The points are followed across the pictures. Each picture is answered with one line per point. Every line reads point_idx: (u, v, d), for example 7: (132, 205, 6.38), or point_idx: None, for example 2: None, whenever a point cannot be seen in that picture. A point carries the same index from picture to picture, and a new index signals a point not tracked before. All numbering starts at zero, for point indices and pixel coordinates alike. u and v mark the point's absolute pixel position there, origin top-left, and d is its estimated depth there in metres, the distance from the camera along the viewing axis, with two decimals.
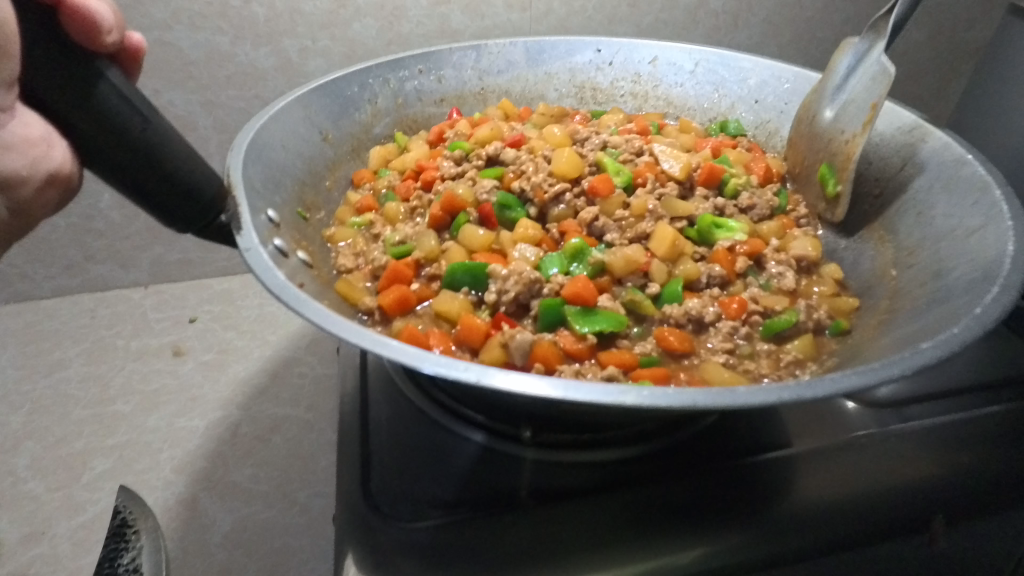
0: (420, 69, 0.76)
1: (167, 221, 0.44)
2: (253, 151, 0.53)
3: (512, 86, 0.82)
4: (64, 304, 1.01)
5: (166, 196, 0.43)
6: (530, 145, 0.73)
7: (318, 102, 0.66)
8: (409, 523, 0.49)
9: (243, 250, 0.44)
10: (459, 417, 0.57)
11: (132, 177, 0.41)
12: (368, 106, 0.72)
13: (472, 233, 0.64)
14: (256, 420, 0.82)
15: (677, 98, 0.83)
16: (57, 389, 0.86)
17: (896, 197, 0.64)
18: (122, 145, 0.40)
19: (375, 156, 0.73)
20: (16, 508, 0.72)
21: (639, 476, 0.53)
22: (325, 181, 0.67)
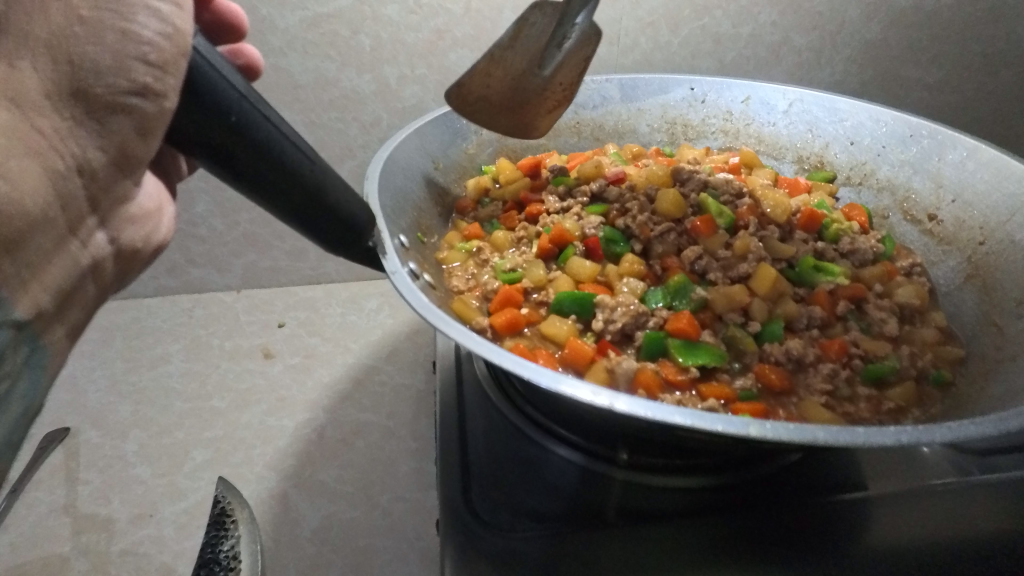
0: None
1: (319, 242, 0.49)
2: (383, 178, 0.58)
3: (605, 119, 0.85)
4: (165, 302, 1.09)
5: (327, 225, 0.48)
6: (632, 182, 0.74)
7: (430, 132, 0.70)
8: (509, 532, 0.52)
9: (391, 273, 0.50)
10: (553, 434, 0.59)
11: (298, 212, 0.46)
12: (474, 137, 0.76)
13: (579, 265, 0.68)
14: (340, 424, 0.87)
15: (769, 136, 0.84)
16: (160, 382, 0.93)
17: (1004, 249, 0.64)
18: (296, 180, 0.45)
19: (474, 185, 0.75)
20: (126, 490, 0.78)
21: (726, 505, 0.55)
22: (438, 207, 0.72)
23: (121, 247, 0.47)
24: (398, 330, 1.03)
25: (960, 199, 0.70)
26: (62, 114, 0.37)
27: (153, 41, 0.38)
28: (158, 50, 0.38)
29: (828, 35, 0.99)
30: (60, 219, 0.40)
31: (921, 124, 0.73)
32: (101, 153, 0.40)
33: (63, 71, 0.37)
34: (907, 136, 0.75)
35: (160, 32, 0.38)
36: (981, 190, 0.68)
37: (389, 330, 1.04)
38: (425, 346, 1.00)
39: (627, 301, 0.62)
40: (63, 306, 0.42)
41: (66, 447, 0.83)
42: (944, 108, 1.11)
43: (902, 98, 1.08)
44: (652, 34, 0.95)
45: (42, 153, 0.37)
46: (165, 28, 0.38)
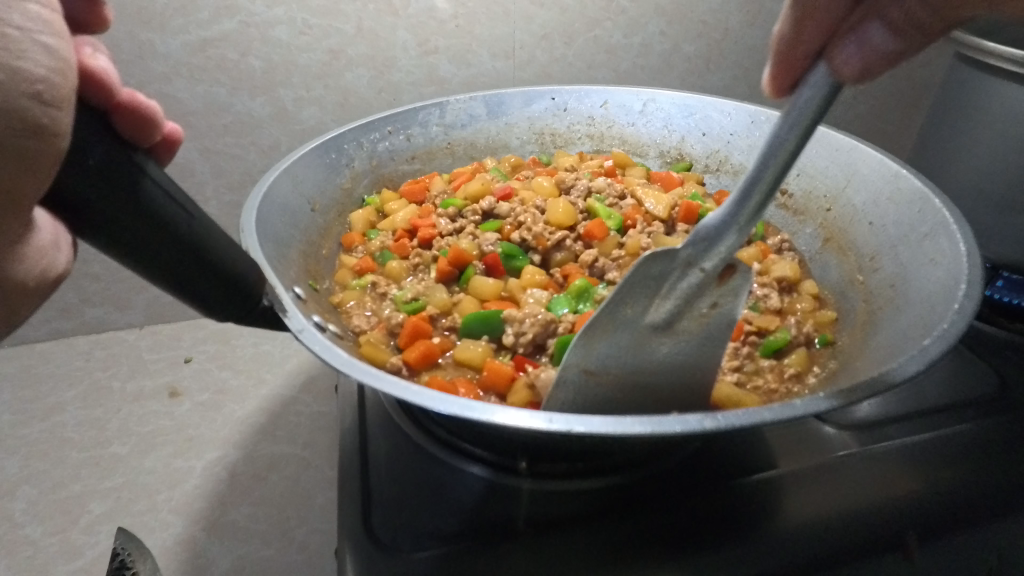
0: (389, 129, 0.78)
1: (205, 307, 0.47)
2: (260, 227, 0.56)
3: (476, 138, 0.85)
4: (60, 347, 1.02)
5: (208, 286, 0.46)
6: (521, 197, 0.77)
7: (304, 171, 0.67)
8: (410, 554, 0.51)
9: (295, 331, 0.48)
10: (456, 450, 0.59)
11: (177, 270, 0.44)
12: (347, 171, 0.74)
13: (481, 283, 0.69)
14: (253, 459, 0.83)
15: (631, 137, 0.87)
16: (54, 433, 0.87)
17: (849, 214, 0.69)
18: (162, 232, 0.43)
19: (360, 219, 0.75)
20: (14, 553, 0.72)
21: (629, 500, 0.56)
22: (322, 247, 0.69)
23: (17, 282, 0.41)
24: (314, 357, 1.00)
25: (804, 173, 0.76)
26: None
27: (46, 78, 0.33)
28: (51, 87, 0.33)
29: (714, 43, 1.05)
30: None
31: (759, 111, 0.78)
32: None
33: None
34: (750, 124, 0.79)
35: (51, 69, 0.33)
36: (819, 165, 0.74)
37: (306, 357, 1.01)
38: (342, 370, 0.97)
39: (536, 312, 0.62)
40: None
41: None
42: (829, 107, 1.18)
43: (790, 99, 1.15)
44: (547, 48, 0.97)
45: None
46: (56, 64, 0.33)
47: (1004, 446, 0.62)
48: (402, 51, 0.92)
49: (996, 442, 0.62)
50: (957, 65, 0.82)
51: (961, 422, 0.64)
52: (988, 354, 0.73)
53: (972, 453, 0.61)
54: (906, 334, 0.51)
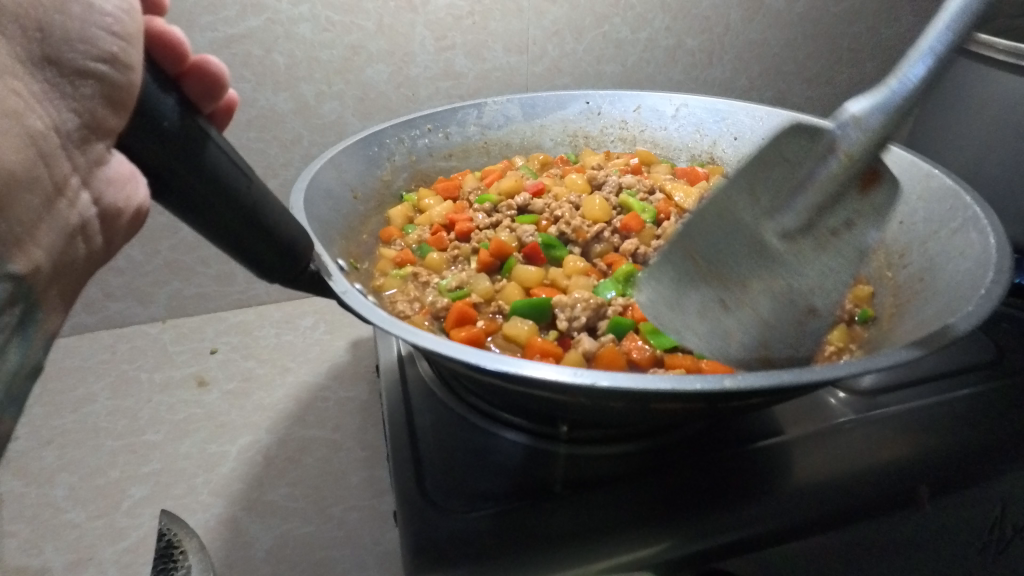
0: (429, 126, 0.78)
1: (261, 273, 0.45)
2: (309, 208, 0.54)
3: (511, 138, 0.85)
4: (83, 341, 1.04)
5: (267, 254, 0.44)
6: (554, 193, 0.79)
7: (346, 161, 0.66)
8: (464, 513, 0.54)
9: (341, 293, 0.46)
10: (494, 419, 0.63)
11: (237, 239, 0.43)
12: (386, 164, 0.73)
13: (523, 270, 0.67)
14: (285, 443, 0.86)
15: (661, 140, 0.87)
16: (87, 423, 0.89)
17: None
18: (235, 209, 0.42)
19: (398, 212, 0.74)
20: (60, 537, 0.74)
21: (660, 463, 0.60)
22: (362, 234, 0.67)
23: (105, 211, 0.40)
24: (336, 345, 1.03)
25: None
26: (37, 76, 0.34)
27: (114, 14, 0.36)
28: (119, 23, 0.36)
29: (716, 38, 1.09)
30: (41, 177, 0.35)
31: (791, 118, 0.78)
32: (75, 115, 0.36)
33: (31, 38, 0.33)
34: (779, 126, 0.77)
35: (119, 6, 0.36)
36: None
37: (328, 346, 1.03)
38: (365, 357, 1.00)
39: (585, 297, 0.61)
40: (57, 273, 0.38)
41: None
42: (825, 98, 1.23)
43: (788, 91, 1.19)
44: (558, 43, 1.01)
45: (20, 116, 0.33)
46: (122, 3, 0.36)
47: (1003, 407, 0.66)
48: (420, 47, 0.95)
49: (994, 406, 0.67)
50: None
51: (964, 387, 0.68)
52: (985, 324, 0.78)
53: (973, 416, 0.65)
54: (939, 312, 0.53)
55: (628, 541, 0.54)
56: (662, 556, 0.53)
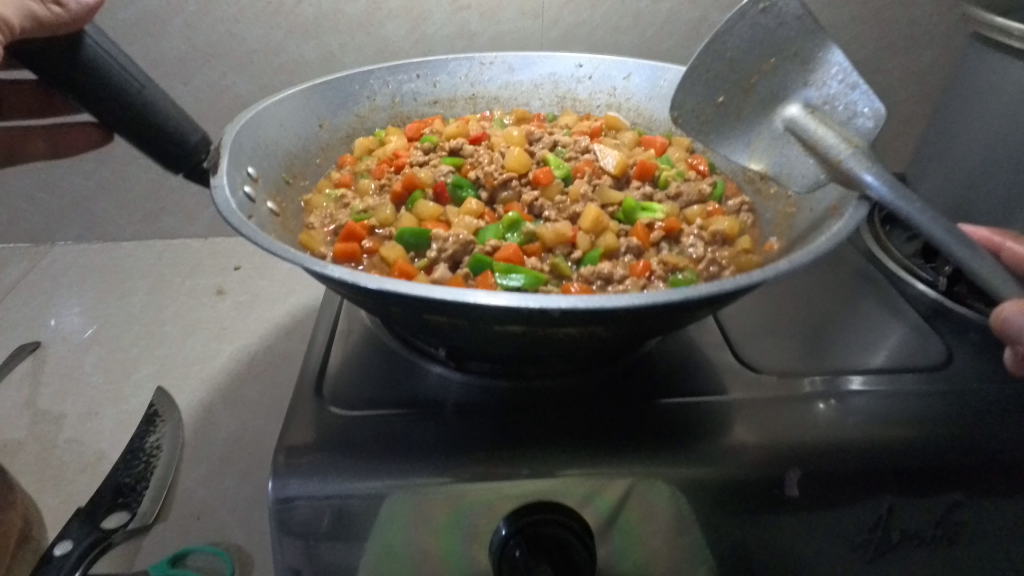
0: (419, 73, 0.83)
1: (156, 160, 0.54)
2: (253, 124, 0.61)
3: (502, 94, 0.87)
4: (140, 247, 1.23)
5: (160, 141, 0.53)
6: (491, 142, 0.71)
7: (321, 93, 0.74)
8: (345, 414, 0.61)
9: (212, 189, 0.49)
10: (413, 347, 0.69)
11: (130, 125, 0.52)
12: (367, 102, 0.80)
13: (422, 205, 0.63)
14: (270, 351, 0.97)
15: (646, 111, 0.84)
16: (124, 310, 1.06)
17: (799, 199, 0.60)
18: (123, 102, 0.51)
19: (359, 145, 0.77)
20: (79, 393, 0.90)
21: (547, 403, 0.62)
22: (317, 159, 0.73)
23: None
24: None
25: None
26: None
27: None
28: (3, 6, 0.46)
29: None
30: None
31: None
32: None
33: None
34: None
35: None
36: None
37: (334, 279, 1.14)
38: None
39: (457, 233, 0.58)
40: None
41: (34, 360, 0.97)
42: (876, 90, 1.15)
43: None
44: (574, 9, 1.03)
45: None
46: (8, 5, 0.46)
47: (936, 409, 0.63)
48: (436, 6, 1.01)
49: (918, 412, 0.62)
50: (973, 44, 0.79)
51: (902, 385, 0.66)
52: (950, 333, 0.73)
53: (881, 416, 0.62)
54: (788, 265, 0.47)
55: (471, 461, 0.57)
56: (502, 483, 0.56)
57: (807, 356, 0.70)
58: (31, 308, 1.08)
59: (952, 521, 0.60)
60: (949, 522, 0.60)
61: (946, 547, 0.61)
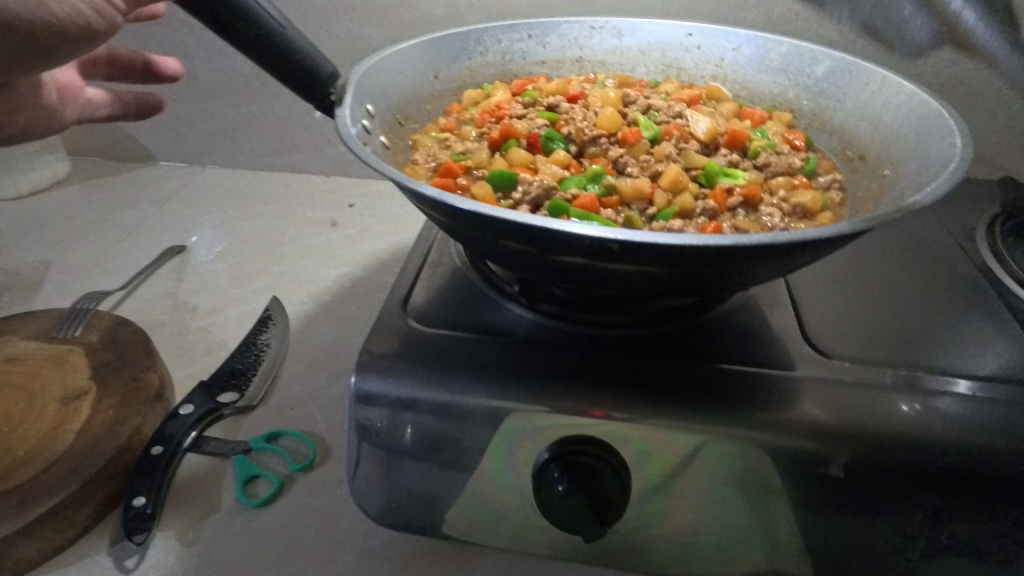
0: (530, 33, 0.88)
1: (296, 91, 0.61)
2: (376, 66, 0.69)
3: (608, 59, 0.90)
4: (274, 177, 1.39)
5: (301, 77, 0.60)
6: (587, 101, 0.76)
7: (438, 46, 0.80)
8: (422, 330, 0.68)
9: (337, 116, 0.58)
10: (492, 284, 0.75)
11: (275, 63, 0.58)
12: (479, 57, 0.86)
13: (514, 151, 0.69)
14: (369, 279, 1.08)
15: (752, 84, 0.84)
16: (254, 229, 1.22)
17: (893, 182, 0.60)
18: (271, 41, 0.57)
19: (466, 96, 0.82)
20: (212, 291, 1.06)
21: (606, 348, 0.66)
22: (428, 105, 0.79)
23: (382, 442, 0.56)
24: None
25: (888, 141, 0.64)
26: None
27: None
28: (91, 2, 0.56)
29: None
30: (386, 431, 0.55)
31: (875, 71, 0.70)
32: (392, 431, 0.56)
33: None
34: (863, 83, 0.71)
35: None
36: (902, 131, 0.63)
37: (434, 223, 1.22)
38: None
39: (543, 180, 0.63)
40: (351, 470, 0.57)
41: (180, 260, 1.14)
42: None
43: (981, 68, 1.03)
44: None
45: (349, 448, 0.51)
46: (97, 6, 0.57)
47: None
48: None
49: (1005, 423, 0.58)
50: None
51: (989, 393, 0.62)
52: None
53: (958, 419, 0.58)
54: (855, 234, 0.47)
55: (524, 387, 0.61)
56: (552, 412, 0.60)
57: (891, 350, 0.67)
58: (184, 219, 1.26)
59: (1012, 539, 0.56)
60: (1008, 539, 0.56)
61: (997, 565, 0.57)
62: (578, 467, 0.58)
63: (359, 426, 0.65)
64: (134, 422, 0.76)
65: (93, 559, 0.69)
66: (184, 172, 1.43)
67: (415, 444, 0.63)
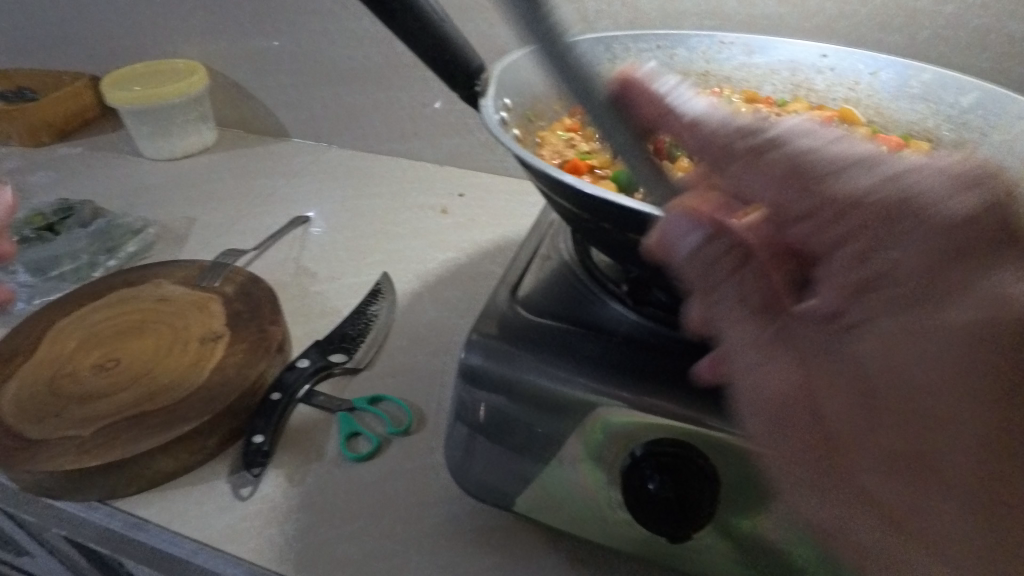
0: (660, 44, 0.89)
1: (447, 81, 0.66)
2: (515, 64, 0.74)
3: (735, 74, 0.90)
4: (392, 162, 1.48)
5: (452, 69, 0.65)
6: (717, 113, 0.75)
7: (572, 49, 0.84)
8: (529, 317, 0.72)
9: (482, 108, 0.63)
10: (598, 283, 0.77)
11: (433, 56, 0.63)
12: (607, 63, 0.88)
13: (640, 156, 0.71)
14: (473, 266, 1.13)
15: (887, 109, 0.82)
16: (371, 208, 1.31)
17: None
18: (430, 36, 0.62)
19: (592, 99, 0.85)
20: (330, 261, 1.15)
21: (709, 358, 0.67)
22: (556, 106, 0.83)
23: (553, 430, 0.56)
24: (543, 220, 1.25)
25: None
26: None
27: None
28: None
29: None
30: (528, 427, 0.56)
31: None
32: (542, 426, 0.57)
33: None
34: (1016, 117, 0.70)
35: None
36: None
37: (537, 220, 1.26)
38: None
39: (668, 183, 0.65)
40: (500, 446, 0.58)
41: (305, 229, 1.24)
42: None
43: None
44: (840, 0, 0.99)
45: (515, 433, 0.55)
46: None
47: None
48: None
49: None
50: None
51: None
52: None
53: None
54: None
55: (625, 379, 0.64)
56: (650, 412, 0.62)
57: None
58: (310, 192, 1.37)
59: None
60: None
61: None
62: (671, 462, 0.59)
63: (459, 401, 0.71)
64: (258, 368, 0.84)
65: (214, 483, 0.78)
66: (312, 150, 1.55)
67: (511, 421, 0.67)
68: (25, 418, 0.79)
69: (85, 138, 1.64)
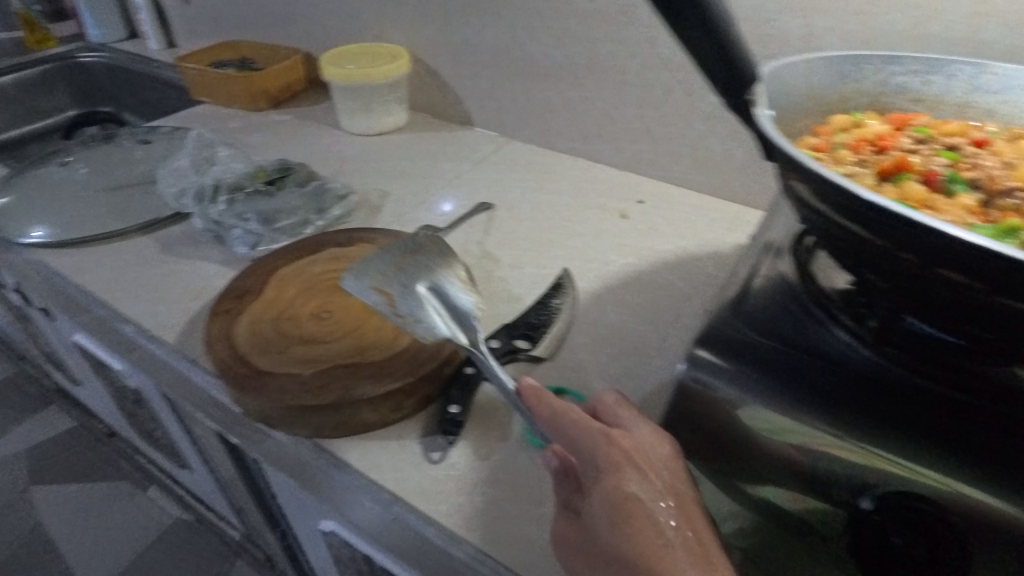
0: (915, 67, 0.82)
1: (717, 86, 0.66)
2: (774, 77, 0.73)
3: (1001, 108, 0.81)
4: (572, 161, 1.51)
5: (727, 73, 0.64)
6: (996, 149, 0.73)
7: (821, 65, 0.80)
8: (752, 336, 0.68)
9: (758, 115, 0.62)
10: (827, 312, 0.71)
11: (711, 58, 0.63)
12: (853, 83, 0.83)
13: (910, 185, 0.66)
14: (654, 275, 1.13)
15: None
16: (551, 204, 1.34)
17: None
18: (713, 39, 0.62)
19: (836, 120, 0.79)
20: (513, 249, 1.19)
21: (964, 416, 0.59)
22: (796, 123, 0.80)
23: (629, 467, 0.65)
24: (726, 240, 1.22)
25: None
26: None
27: None
28: None
29: None
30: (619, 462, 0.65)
31: None
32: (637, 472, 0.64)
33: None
34: None
35: None
36: None
37: (718, 240, 1.23)
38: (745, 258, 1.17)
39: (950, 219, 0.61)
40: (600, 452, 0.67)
41: (488, 215, 1.29)
42: None
43: None
44: None
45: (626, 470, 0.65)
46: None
47: None
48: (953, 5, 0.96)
49: None
50: None
51: None
52: None
53: None
54: None
55: (873, 429, 0.59)
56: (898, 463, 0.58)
57: None
58: (492, 180, 1.43)
59: None
60: None
61: None
62: (921, 525, 0.57)
63: (678, 411, 0.69)
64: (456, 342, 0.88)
65: (408, 441, 0.82)
66: (494, 140, 1.60)
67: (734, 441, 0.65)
68: (254, 349, 0.87)
69: (293, 107, 1.81)
